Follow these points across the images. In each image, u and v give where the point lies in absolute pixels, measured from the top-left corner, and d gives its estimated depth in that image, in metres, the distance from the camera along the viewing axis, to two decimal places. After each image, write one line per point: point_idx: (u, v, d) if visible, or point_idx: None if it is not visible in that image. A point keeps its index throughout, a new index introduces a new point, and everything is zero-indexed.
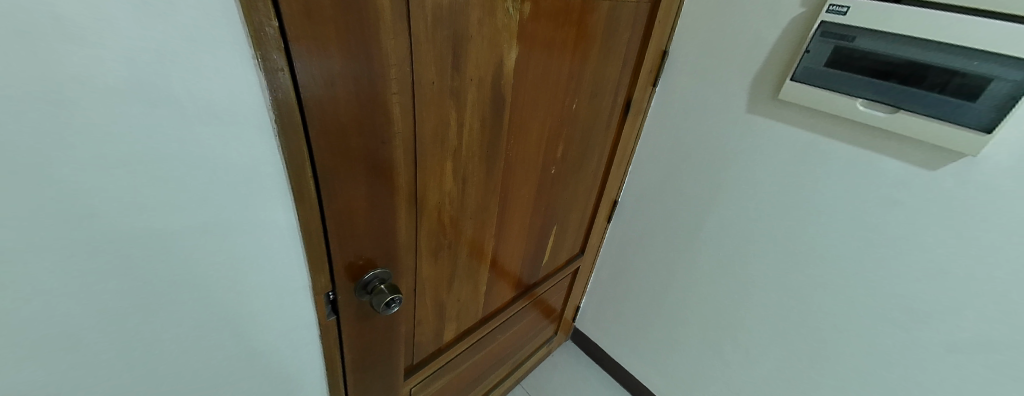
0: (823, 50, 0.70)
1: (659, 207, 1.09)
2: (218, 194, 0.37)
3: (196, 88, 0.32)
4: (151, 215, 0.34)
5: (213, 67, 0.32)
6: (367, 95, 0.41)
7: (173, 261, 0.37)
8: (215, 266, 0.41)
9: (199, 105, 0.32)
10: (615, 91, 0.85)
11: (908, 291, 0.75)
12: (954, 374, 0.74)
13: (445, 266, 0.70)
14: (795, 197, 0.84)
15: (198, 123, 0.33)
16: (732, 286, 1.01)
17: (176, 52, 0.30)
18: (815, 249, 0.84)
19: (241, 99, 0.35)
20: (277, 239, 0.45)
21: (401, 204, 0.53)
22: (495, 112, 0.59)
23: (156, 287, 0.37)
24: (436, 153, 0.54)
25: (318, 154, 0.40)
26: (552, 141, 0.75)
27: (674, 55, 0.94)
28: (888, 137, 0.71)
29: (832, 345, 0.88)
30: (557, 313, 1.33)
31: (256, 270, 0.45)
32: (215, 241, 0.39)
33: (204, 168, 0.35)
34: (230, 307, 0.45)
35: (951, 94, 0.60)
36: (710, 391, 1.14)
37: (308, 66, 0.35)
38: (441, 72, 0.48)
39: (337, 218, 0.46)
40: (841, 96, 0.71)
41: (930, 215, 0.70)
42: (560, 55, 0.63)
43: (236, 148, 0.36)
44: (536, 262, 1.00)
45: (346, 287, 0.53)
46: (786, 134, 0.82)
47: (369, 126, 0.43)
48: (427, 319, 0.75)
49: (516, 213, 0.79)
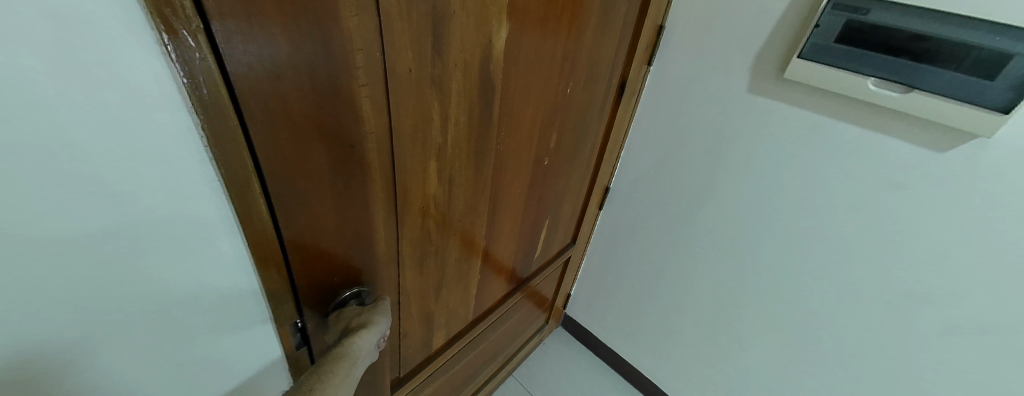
0: (833, 24, 0.65)
1: (655, 192, 1.05)
2: (135, 223, 0.29)
3: (81, 90, 0.23)
4: (18, 265, 0.25)
5: (97, 58, 0.23)
6: (326, 87, 0.33)
7: (82, 311, 0.29)
8: (139, 311, 0.32)
9: (85, 112, 0.24)
10: (610, 72, 0.78)
11: (908, 275, 0.74)
12: (950, 356, 0.74)
13: (433, 272, 0.63)
14: (797, 182, 0.81)
15: (81, 135, 0.24)
16: (729, 272, 0.99)
17: (43, 37, 0.21)
18: (813, 235, 0.82)
19: (149, 100, 0.26)
20: (220, 269, 0.36)
21: (378, 213, 0.46)
22: (483, 103, 0.51)
23: (54, 345, 0.29)
24: (417, 153, 0.46)
25: (266, 165, 0.32)
26: (544, 130, 0.68)
27: (670, 32, 0.88)
28: (897, 117, 0.67)
29: (830, 329, 0.87)
30: (548, 303, 1.30)
31: (197, 307, 0.36)
32: (140, 281, 0.31)
33: (109, 194, 0.27)
34: (170, 351, 0.37)
35: (968, 71, 0.57)
36: (704, 374, 1.14)
37: (240, 52, 0.26)
38: (420, 56, 0.39)
39: (300, 238, 0.38)
40: (853, 75, 0.66)
41: (938, 200, 0.67)
42: (554, 33, 0.55)
43: (146, 164, 0.28)
44: (529, 256, 0.95)
45: (318, 312, 0.45)
46: (790, 115, 0.78)
47: (332, 125, 0.35)
48: (414, 330, 0.68)
49: (508, 209, 0.72)
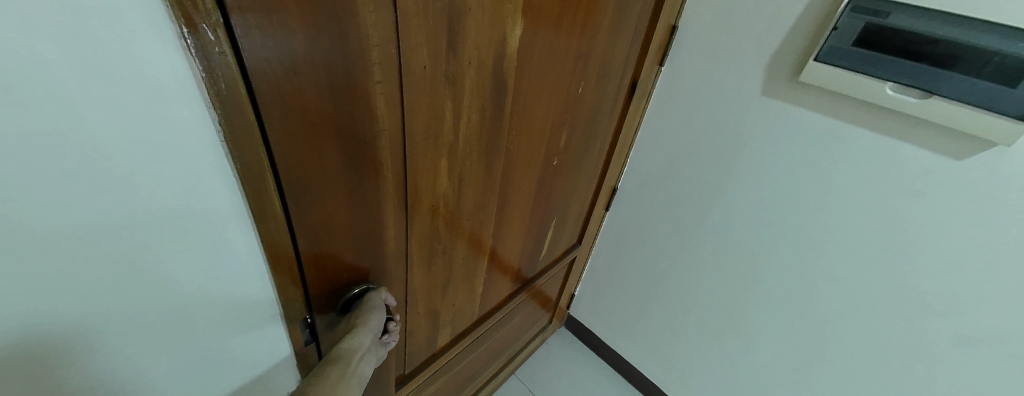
0: (851, 26, 0.64)
1: (663, 193, 1.04)
2: (152, 216, 0.29)
3: (101, 83, 0.23)
4: (37, 258, 0.25)
5: (117, 51, 0.23)
6: (342, 83, 0.32)
7: (97, 303, 0.29)
8: (151, 304, 0.32)
9: (105, 106, 0.24)
10: (622, 72, 0.77)
11: (922, 284, 0.73)
12: (964, 367, 0.73)
13: (441, 270, 0.63)
14: (810, 187, 0.80)
15: (101, 130, 0.24)
16: (737, 276, 0.98)
17: (65, 29, 0.21)
18: (824, 241, 0.81)
19: (168, 94, 0.26)
20: (233, 264, 0.36)
21: (390, 210, 0.46)
22: (495, 102, 0.51)
23: (69, 336, 0.29)
24: (429, 151, 0.46)
25: (281, 161, 0.32)
26: (555, 130, 0.67)
27: (683, 32, 0.87)
28: (916, 123, 0.66)
29: (839, 336, 0.86)
30: (553, 302, 1.30)
31: (209, 301, 0.37)
32: (154, 274, 0.31)
33: (126, 187, 0.27)
34: (182, 345, 0.37)
35: (990, 78, 0.55)
36: (708, 378, 1.14)
37: (258, 46, 0.26)
38: (435, 54, 0.39)
39: (311, 234, 0.38)
40: (869, 79, 0.65)
41: (955, 208, 0.66)
42: (567, 33, 0.55)
43: (163, 158, 0.28)
44: (535, 255, 0.94)
45: (326, 309, 0.46)
46: (804, 119, 0.77)
47: (347, 122, 0.35)
48: (420, 327, 0.69)
49: (516, 209, 0.72)
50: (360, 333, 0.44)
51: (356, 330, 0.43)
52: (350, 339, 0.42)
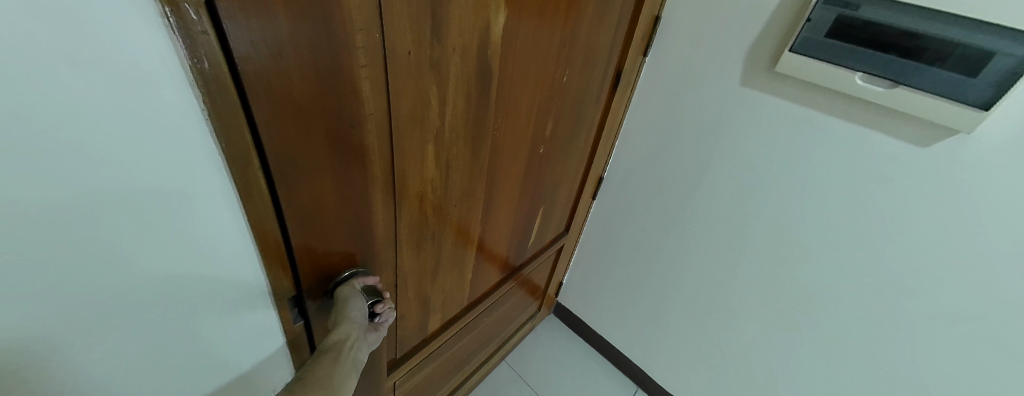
0: (824, 18, 0.67)
1: (648, 182, 1.06)
2: (141, 195, 0.30)
3: (88, 62, 0.23)
4: (30, 234, 0.25)
5: (103, 31, 0.23)
6: (326, 67, 0.33)
7: (89, 281, 0.30)
8: (142, 283, 0.33)
9: (91, 84, 0.24)
10: (607, 61, 0.78)
11: (890, 264, 0.77)
12: (930, 341, 0.78)
13: (429, 256, 0.65)
14: (788, 173, 0.83)
15: (89, 108, 0.25)
16: (719, 261, 1.01)
17: (53, 7, 0.21)
18: (801, 225, 0.85)
19: (153, 75, 0.26)
20: (223, 246, 0.37)
21: (377, 194, 0.47)
22: (480, 88, 0.52)
23: (62, 314, 0.29)
24: (415, 136, 0.47)
25: (267, 142, 0.33)
26: (540, 117, 0.68)
27: (666, 23, 0.88)
28: (884, 112, 0.69)
29: (815, 316, 0.90)
30: (541, 290, 1.33)
31: (200, 281, 0.37)
32: (144, 253, 0.32)
33: (116, 165, 0.27)
34: (175, 323, 0.37)
35: (952, 68, 0.59)
36: (693, 360, 1.17)
37: (242, 29, 0.27)
38: (419, 39, 0.40)
39: (299, 216, 0.39)
40: (841, 69, 0.68)
41: (921, 192, 0.70)
42: (550, 21, 0.55)
43: (151, 137, 0.28)
44: (523, 243, 0.96)
45: (315, 290, 0.47)
46: (781, 108, 0.80)
47: (333, 105, 0.35)
48: (410, 312, 0.70)
49: (503, 195, 0.74)
50: (346, 324, 0.46)
51: (342, 322, 0.45)
52: (337, 333, 0.45)
